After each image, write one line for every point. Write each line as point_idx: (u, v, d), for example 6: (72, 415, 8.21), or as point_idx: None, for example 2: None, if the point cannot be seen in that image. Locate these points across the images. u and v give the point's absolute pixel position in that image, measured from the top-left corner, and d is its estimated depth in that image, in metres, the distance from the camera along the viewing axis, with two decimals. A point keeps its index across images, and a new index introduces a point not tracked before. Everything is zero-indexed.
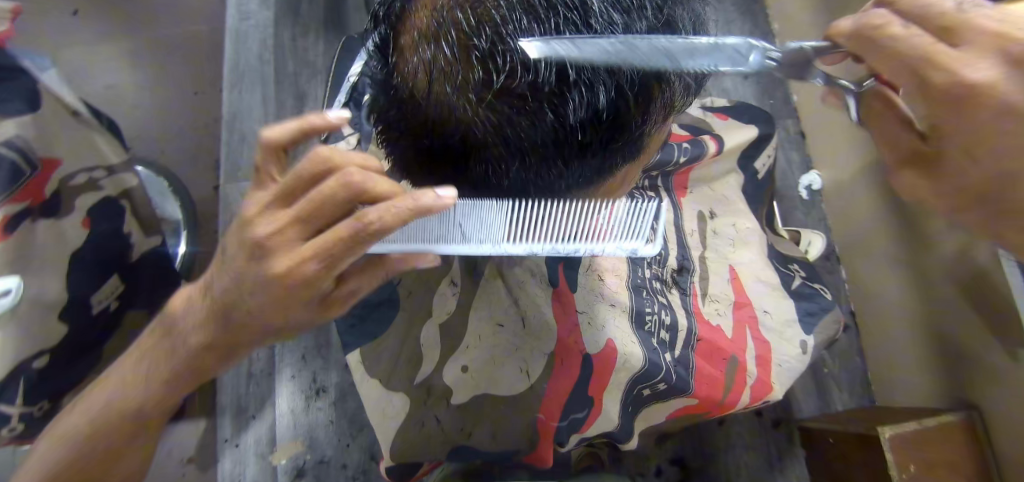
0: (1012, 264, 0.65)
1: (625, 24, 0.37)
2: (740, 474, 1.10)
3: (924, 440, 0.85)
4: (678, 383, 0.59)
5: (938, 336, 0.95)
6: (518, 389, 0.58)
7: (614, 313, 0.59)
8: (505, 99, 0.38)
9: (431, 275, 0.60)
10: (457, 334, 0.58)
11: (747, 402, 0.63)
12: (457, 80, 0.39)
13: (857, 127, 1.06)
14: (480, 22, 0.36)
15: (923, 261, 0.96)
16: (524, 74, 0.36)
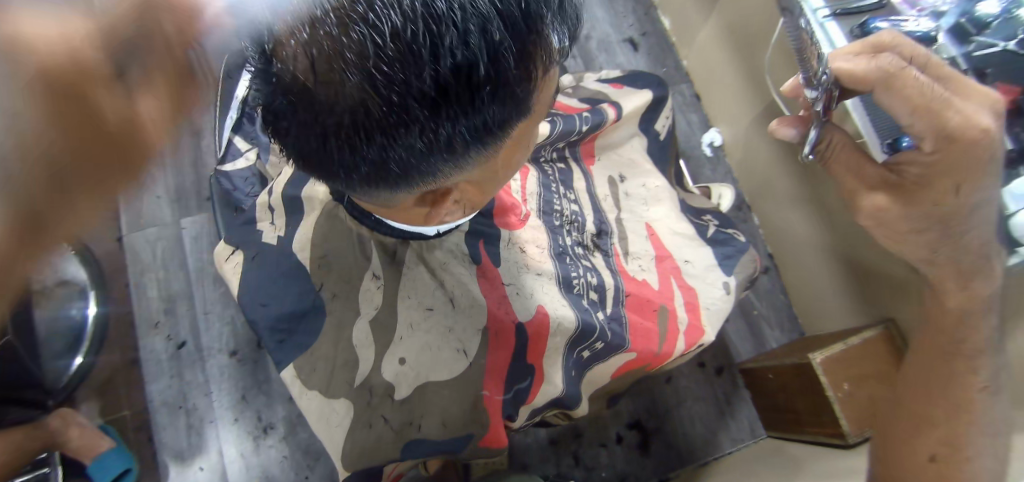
0: None
1: None
2: (696, 424, 1.15)
3: (849, 356, 0.94)
4: (614, 340, 0.62)
5: (849, 261, 1.03)
6: (457, 370, 0.56)
7: (541, 281, 0.61)
8: (389, 71, 0.31)
9: (352, 273, 0.57)
10: (388, 327, 0.56)
11: (683, 348, 0.67)
12: (336, 55, 0.31)
13: (740, 79, 1.16)
14: None
15: (821, 197, 1.04)
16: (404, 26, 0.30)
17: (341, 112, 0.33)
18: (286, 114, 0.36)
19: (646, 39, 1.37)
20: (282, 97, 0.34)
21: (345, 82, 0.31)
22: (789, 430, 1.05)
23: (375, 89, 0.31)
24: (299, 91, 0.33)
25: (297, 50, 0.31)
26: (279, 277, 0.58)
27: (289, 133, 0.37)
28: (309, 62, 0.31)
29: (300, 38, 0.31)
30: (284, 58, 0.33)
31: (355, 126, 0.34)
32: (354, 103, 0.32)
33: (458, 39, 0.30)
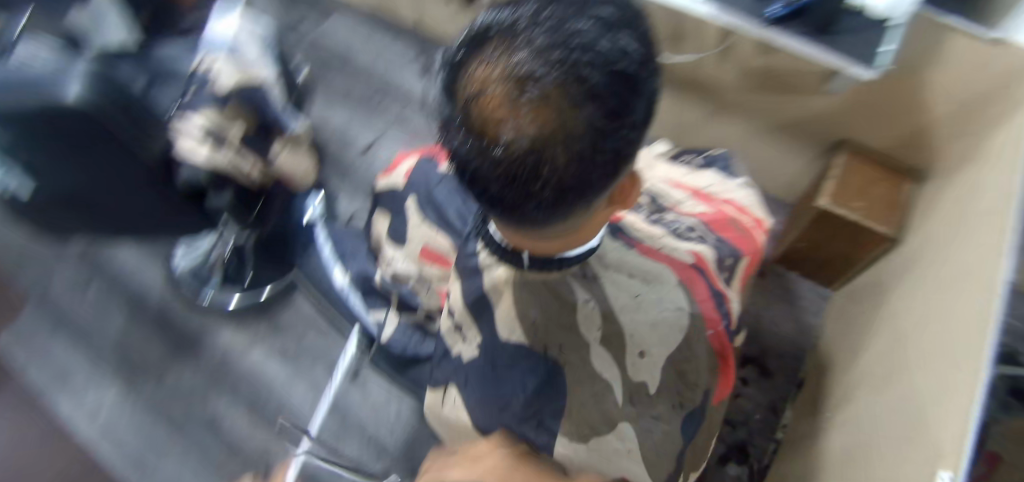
0: (775, 32, 0.86)
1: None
2: (782, 323, 1.30)
3: (846, 174, 1.13)
4: (731, 252, 0.73)
5: (786, 126, 1.24)
6: (685, 325, 0.61)
7: (669, 239, 0.70)
8: (609, 91, 0.35)
9: (558, 318, 0.58)
10: (618, 333, 0.59)
11: (763, 234, 0.81)
12: (569, 101, 0.34)
13: None
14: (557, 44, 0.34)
15: (749, 85, 1.17)
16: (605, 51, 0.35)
17: (585, 138, 0.36)
18: (522, 188, 0.38)
19: None
20: (526, 168, 0.36)
21: (579, 118, 0.35)
22: (842, 268, 1.22)
23: (601, 108, 0.35)
24: (546, 149, 0.35)
25: (529, 120, 0.34)
26: (493, 377, 0.60)
27: (533, 196, 0.39)
28: (548, 114, 0.34)
29: (527, 112, 0.34)
30: (515, 141, 0.35)
31: (597, 143, 0.36)
32: (592, 122, 0.35)
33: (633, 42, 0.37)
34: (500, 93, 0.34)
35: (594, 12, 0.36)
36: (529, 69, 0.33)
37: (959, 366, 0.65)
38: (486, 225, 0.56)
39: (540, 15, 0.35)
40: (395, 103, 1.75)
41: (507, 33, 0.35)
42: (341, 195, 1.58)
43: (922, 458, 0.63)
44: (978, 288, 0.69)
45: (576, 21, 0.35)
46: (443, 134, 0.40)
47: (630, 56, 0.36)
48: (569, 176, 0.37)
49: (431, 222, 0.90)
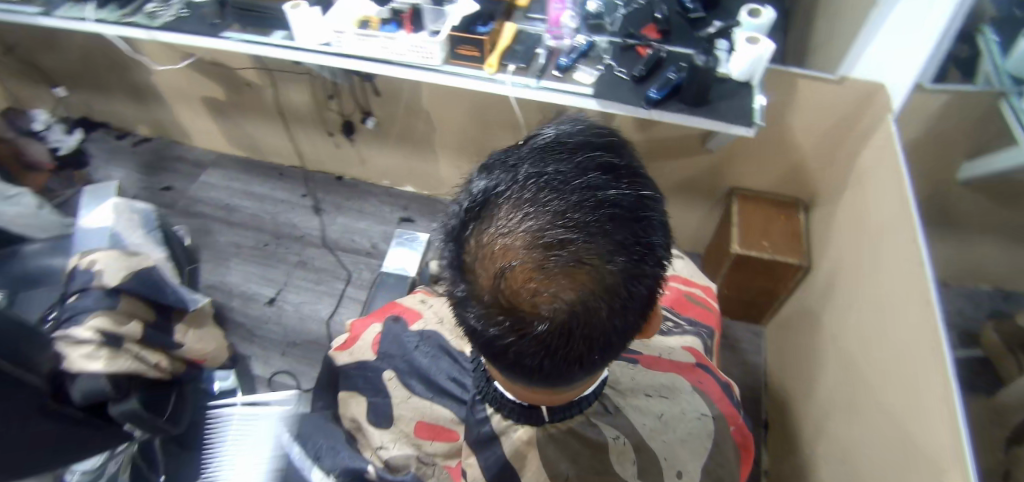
0: (657, 113, 0.96)
1: (610, 146, 0.45)
2: (729, 369, 1.34)
3: (745, 216, 1.25)
4: (703, 334, 0.79)
5: (678, 186, 1.37)
6: (711, 430, 0.61)
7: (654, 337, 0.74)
8: (633, 238, 0.41)
9: (590, 463, 0.55)
10: (651, 460, 0.56)
11: (711, 303, 0.85)
12: (599, 258, 0.40)
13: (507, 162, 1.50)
14: (575, 207, 0.41)
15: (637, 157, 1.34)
16: (620, 201, 0.41)
17: (622, 285, 0.41)
18: (564, 347, 0.42)
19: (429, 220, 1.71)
20: (571, 329, 0.41)
21: (612, 270, 0.40)
22: (768, 303, 1.31)
23: (629, 255, 0.41)
24: (586, 304, 0.40)
25: (564, 283, 0.40)
26: None
27: (582, 352, 0.43)
28: (579, 275, 0.40)
29: (560, 278, 0.40)
30: (552, 306, 0.40)
31: (630, 286, 0.41)
32: (623, 270, 0.41)
33: (640, 187, 0.43)
34: (529, 264, 0.40)
35: (589, 162, 0.43)
36: (551, 237, 0.40)
37: (921, 376, 0.71)
38: (491, 384, 0.56)
39: (541, 181, 0.42)
40: (291, 247, 1.65)
41: (514, 203, 0.42)
42: (251, 362, 1.42)
43: (921, 472, 0.67)
44: (913, 302, 0.76)
45: (580, 179, 0.42)
46: (466, 310, 0.45)
47: (640, 200, 0.43)
48: (610, 323, 0.42)
49: (420, 395, 0.68)
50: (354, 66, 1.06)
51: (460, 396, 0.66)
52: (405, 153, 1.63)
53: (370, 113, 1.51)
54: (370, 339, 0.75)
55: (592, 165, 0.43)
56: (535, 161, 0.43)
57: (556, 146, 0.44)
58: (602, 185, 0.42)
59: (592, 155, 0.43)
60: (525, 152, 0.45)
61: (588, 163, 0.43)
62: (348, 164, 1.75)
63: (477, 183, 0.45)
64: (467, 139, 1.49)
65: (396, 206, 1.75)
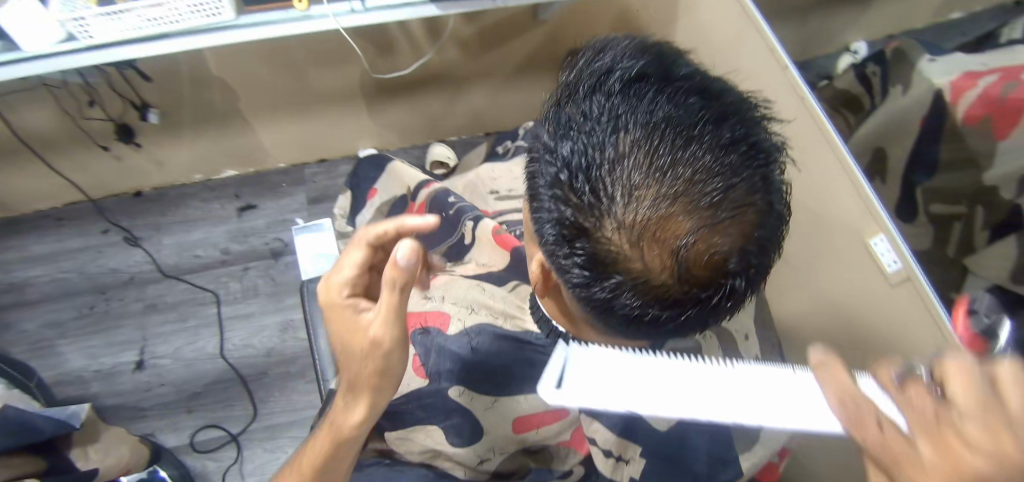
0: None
1: (693, 82, 0.45)
2: None
3: None
4: None
5: (522, 64, 1.34)
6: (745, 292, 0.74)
7: None
8: (765, 160, 0.44)
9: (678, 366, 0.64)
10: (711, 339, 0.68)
11: None
12: (754, 193, 0.42)
13: (340, 105, 1.32)
14: (712, 158, 0.41)
15: (472, 53, 1.26)
16: (743, 133, 0.43)
17: (773, 207, 0.44)
18: (736, 283, 0.45)
19: (270, 195, 1.46)
20: (746, 266, 0.45)
21: (764, 199, 0.43)
22: None
23: (769, 178, 0.44)
24: (754, 239, 0.43)
25: (734, 231, 0.42)
26: None
27: (751, 279, 0.47)
28: (744, 219, 0.42)
29: (731, 229, 0.42)
30: (728, 256, 0.43)
31: (776, 201, 0.45)
32: (771, 193, 0.44)
33: (740, 109, 0.45)
34: (703, 229, 0.41)
35: (694, 108, 0.43)
36: (712, 194, 0.41)
37: (816, 161, 0.83)
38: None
39: (669, 143, 0.41)
40: (128, 295, 1.34)
41: (654, 175, 0.41)
42: (158, 438, 1.20)
43: (841, 237, 0.81)
44: (786, 103, 0.87)
45: (699, 127, 0.42)
46: (624, 299, 0.45)
47: (748, 122, 0.45)
48: (770, 242, 0.46)
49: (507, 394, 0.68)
50: (123, 55, 0.82)
51: None
52: (211, 138, 1.33)
53: (147, 104, 1.18)
54: (410, 366, 0.70)
55: (698, 108, 0.43)
56: (647, 127, 0.42)
57: (650, 100, 0.43)
58: (719, 125, 0.43)
59: (689, 98, 0.43)
60: (626, 120, 0.43)
61: (694, 107, 0.43)
62: (142, 174, 1.38)
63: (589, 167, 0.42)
64: (280, 91, 1.24)
65: (226, 197, 1.45)
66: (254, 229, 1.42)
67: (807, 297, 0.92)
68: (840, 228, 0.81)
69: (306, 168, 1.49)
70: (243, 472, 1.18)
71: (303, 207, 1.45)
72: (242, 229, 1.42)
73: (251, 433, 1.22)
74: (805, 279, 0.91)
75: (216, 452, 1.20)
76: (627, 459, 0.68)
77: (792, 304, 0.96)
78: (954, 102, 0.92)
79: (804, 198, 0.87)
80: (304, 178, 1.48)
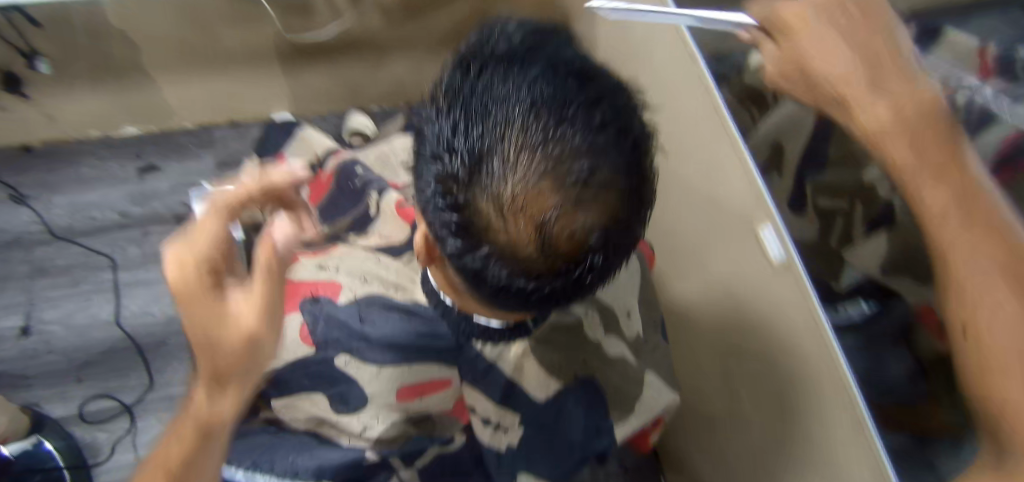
0: None
1: (573, 61, 0.44)
2: None
3: None
4: None
5: (450, 37, 1.34)
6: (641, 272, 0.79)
7: None
8: (634, 144, 0.43)
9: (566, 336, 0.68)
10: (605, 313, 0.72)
11: None
12: (619, 174, 0.42)
13: (257, 63, 1.25)
14: (583, 134, 0.40)
15: (396, 20, 1.25)
16: (615, 114, 0.42)
17: (637, 192, 0.44)
18: (596, 263, 0.45)
19: (177, 153, 1.35)
20: (608, 242, 0.44)
21: (629, 183, 0.43)
22: None
23: (637, 164, 0.44)
24: (618, 219, 0.43)
25: (597, 208, 0.41)
26: None
27: (612, 257, 0.47)
28: (608, 198, 0.42)
29: (595, 207, 0.41)
30: (591, 235, 0.42)
31: (642, 186, 0.45)
32: (636, 176, 0.44)
33: (617, 91, 0.45)
34: (568, 206, 0.40)
35: (571, 85, 0.42)
36: (578, 172, 0.40)
37: (717, 152, 0.90)
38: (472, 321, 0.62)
39: (542, 119, 0.40)
40: (9, 256, 1.21)
41: (524, 151, 0.40)
42: (43, 408, 1.11)
43: (736, 225, 0.89)
44: (695, 95, 0.92)
45: (574, 104, 0.41)
46: (490, 268, 0.44)
47: (623, 105, 0.44)
48: (633, 225, 0.46)
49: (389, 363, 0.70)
50: None
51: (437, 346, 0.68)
52: (108, 90, 1.20)
53: (36, 53, 1.07)
54: (298, 335, 0.74)
55: (575, 85, 0.42)
56: (524, 99, 0.41)
57: (529, 78, 0.42)
58: (593, 104, 0.42)
59: (566, 74, 0.43)
60: (503, 92, 0.41)
61: (570, 84, 0.42)
62: (31, 127, 1.24)
63: (463, 142, 0.41)
64: (187, 46, 1.15)
65: (125, 157, 1.32)
66: (158, 189, 1.32)
67: (710, 284, 0.99)
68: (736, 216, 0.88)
69: (215, 124, 1.37)
70: (137, 444, 1.12)
71: (215, 168, 1.36)
72: (144, 188, 1.32)
73: (147, 403, 1.15)
74: (704, 262, 1.01)
75: (108, 422, 1.12)
76: (505, 429, 0.68)
77: (694, 287, 1.05)
78: None
79: (707, 188, 0.94)
80: (213, 140, 1.36)
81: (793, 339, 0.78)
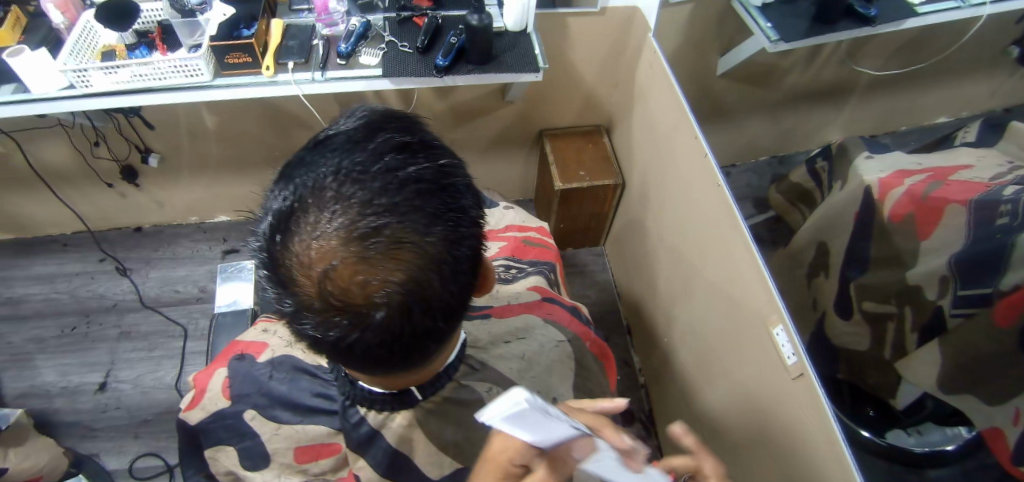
0: (455, 79, 0.97)
1: (407, 126, 0.44)
2: (587, 290, 1.52)
3: (561, 154, 1.39)
4: (540, 272, 0.85)
5: (497, 139, 1.44)
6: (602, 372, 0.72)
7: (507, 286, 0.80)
8: (447, 205, 0.41)
9: None
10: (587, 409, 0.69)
11: (532, 238, 0.93)
12: (418, 231, 0.39)
13: None
14: (381, 188, 0.38)
15: (447, 126, 1.36)
16: (425, 174, 0.40)
17: (447, 255, 0.40)
18: (403, 329, 0.41)
19: None
20: (410, 307, 0.40)
21: (434, 243, 0.39)
22: (602, 221, 1.48)
23: (450, 226, 0.40)
24: (419, 283, 0.39)
25: (388, 263, 0.38)
26: None
27: (429, 327, 0.42)
28: (402, 255, 0.38)
29: (387, 264, 0.38)
30: (383, 295, 0.38)
31: (458, 251, 0.41)
32: (445, 238, 0.40)
33: (443, 156, 0.43)
34: (349, 259, 0.37)
35: (385, 144, 0.41)
36: (363, 226, 0.37)
37: (730, 248, 0.85)
38: (357, 386, 0.55)
39: (346, 171, 0.39)
40: (107, 320, 1.41)
41: (318, 203, 0.38)
42: (101, 460, 1.22)
43: (752, 325, 0.82)
44: (708, 189, 0.90)
45: (381, 159, 0.40)
46: (299, 323, 0.41)
47: (444, 167, 0.42)
48: (451, 294, 0.41)
49: (289, 421, 0.63)
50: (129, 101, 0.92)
51: (329, 407, 0.60)
52: (206, 184, 1.43)
53: (150, 149, 1.30)
54: (218, 386, 0.68)
55: (392, 143, 0.41)
56: (336, 153, 0.40)
57: (345, 137, 0.41)
58: (404, 161, 0.40)
59: (387, 133, 0.42)
60: (322, 148, 0.41)
61: (387, 142, 0.41)
62: (143, 212, 1.49)
63: (274, 197, 0.41)
64: (268, 148, 1.35)
65: (214, 240, 1.54)
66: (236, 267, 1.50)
67: (734, 388, 0.90)
68: (752, 314, 0.81)
69: None
70: None
71: None
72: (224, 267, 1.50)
73: None
74: (725, 365, 0.93)
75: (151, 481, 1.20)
76: None
77: (719, 391, 0.96)
78: (881, 199, 0.92)
79: (725, 284, 0.88)
80: None
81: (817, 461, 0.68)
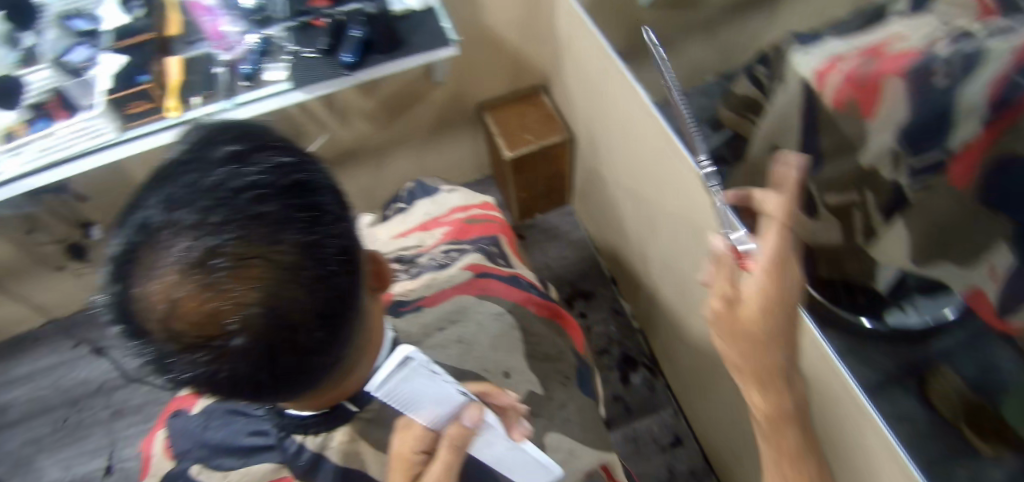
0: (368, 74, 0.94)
1: (240, 140, 0.42)
2: (564, 252, 1.50)
3: (503, 123, 1.36)
4: (484, 248, 0.83)
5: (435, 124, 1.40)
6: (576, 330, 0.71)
7: (448, 273, 0.79)
8: (287, 212, 0.39)
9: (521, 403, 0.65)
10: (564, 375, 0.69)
11: (470, 214, 0.91)
12: (258, 246, 0.37)
13: None
14: (209, 209, 0.37)
15: (381, 123, 1.33)
16: (257, 186, 0.39)
17: (300, 262, 0.38)
18: (276, 349, 0.39)
19: None
20: (274, 326, 0.38)
21: (281, 254, 0.38)
22: (564, 180, 1.45)
23: (295, 232, 0.39)
24: (275, 298, 0.37)
25: (233, 285, 0.36)
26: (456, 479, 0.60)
27: (306, 341, 0.40)
28: (247, 274, 0.36)
29: (231, 286, 0.36)
30: (237, 318, 0.37)
31: (315, 256, 0.39)
32: (294, 246, 0.38)
33: (280, 162, 0.41)
34: (192, 290, 0.36)
35: (211, 164, 0.39)
36: (198, 251, 0.36)
37: (677, 172, 0.83)
38: (284, 416, 0.55)
39: (169, 198, 0.37)
40: (97, 403, 1.39)
41: (147, 238, 0.36)
42: None
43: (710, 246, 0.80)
44: (644, 120, 0.88)
45: (207, 180, 0.38)
46: (170, 366, 0.40)
47: (281, 174, 0.40)
48: (321, 302, 0.40)
49: (234, 465, 0.61)
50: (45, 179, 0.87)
51: (267, 439, 0.60)
52: None
53: (90, 222, 1.27)
54: (161, 449, 0.69)
55: (219, 162, 0.39)
56: (160, 185, 0.38)
57: (172, 166, 0.40)
58: (231, 177, 0.39)
59: (212, 152, 0.40)
60: (148, 182, 0.39)
61: (213, 160, 0.39)
62: None
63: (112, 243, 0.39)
64: None
65: None
66: None
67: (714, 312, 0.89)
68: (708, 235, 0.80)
69: None
70: None
71: None
72: None
73: None
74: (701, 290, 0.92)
75: None
76: None
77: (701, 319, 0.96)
78: (821, 89, 0.91)
79: (684, 211, 0.87)
80: None
81: (812, 373, 0.66)
